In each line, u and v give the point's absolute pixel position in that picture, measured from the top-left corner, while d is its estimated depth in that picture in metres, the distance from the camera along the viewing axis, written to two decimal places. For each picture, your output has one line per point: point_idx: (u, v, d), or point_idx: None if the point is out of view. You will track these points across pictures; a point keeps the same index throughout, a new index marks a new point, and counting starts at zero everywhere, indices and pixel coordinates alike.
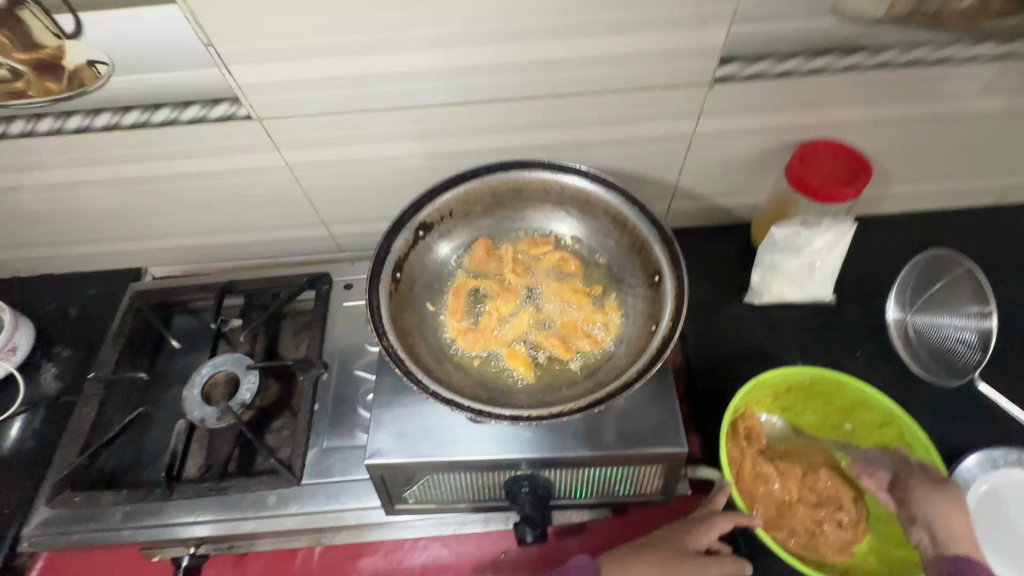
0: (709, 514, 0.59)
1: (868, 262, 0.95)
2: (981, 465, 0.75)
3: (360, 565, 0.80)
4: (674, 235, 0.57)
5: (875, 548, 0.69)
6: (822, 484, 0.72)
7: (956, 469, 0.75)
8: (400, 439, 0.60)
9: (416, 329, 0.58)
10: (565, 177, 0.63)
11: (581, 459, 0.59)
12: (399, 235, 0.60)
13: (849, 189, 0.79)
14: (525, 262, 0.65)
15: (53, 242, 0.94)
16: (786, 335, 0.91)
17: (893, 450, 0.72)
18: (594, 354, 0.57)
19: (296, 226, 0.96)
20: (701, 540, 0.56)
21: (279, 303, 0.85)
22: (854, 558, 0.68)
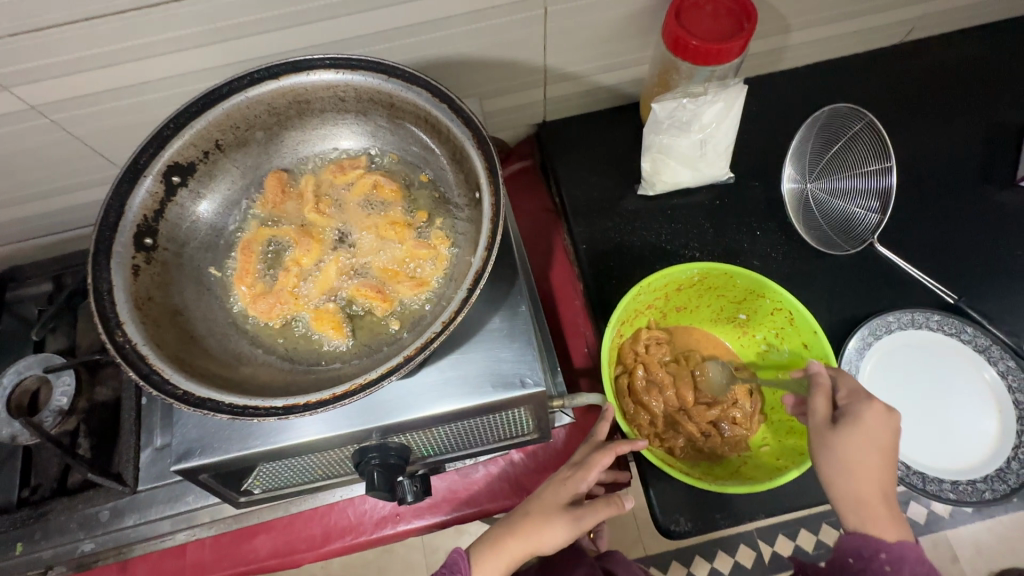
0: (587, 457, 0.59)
1: (765, 129, 0.85)
2: (876, 330, 0.73)
3: (255, 545, 0.75)
4: (490, 135, 0.44)
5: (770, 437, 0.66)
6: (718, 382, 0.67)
7: (853, 339, 0.72)
8: (213, 435, 0.49)
9: (189, 306, 0.46)
10: (355, 76, 0.48)
11: (430, 420, 0.51)
12: (138, 187, 0.45)
13: (731, 45, 0.66)
14: (331, 195, 0.52)
15: None
16: (682, 226, 0.82)
17: (788, 334, 0.67)
18: (418, 299, 0.47)
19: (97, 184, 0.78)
20: (577, 486, 0.58)
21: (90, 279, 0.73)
22: (750, 451, 0.66)
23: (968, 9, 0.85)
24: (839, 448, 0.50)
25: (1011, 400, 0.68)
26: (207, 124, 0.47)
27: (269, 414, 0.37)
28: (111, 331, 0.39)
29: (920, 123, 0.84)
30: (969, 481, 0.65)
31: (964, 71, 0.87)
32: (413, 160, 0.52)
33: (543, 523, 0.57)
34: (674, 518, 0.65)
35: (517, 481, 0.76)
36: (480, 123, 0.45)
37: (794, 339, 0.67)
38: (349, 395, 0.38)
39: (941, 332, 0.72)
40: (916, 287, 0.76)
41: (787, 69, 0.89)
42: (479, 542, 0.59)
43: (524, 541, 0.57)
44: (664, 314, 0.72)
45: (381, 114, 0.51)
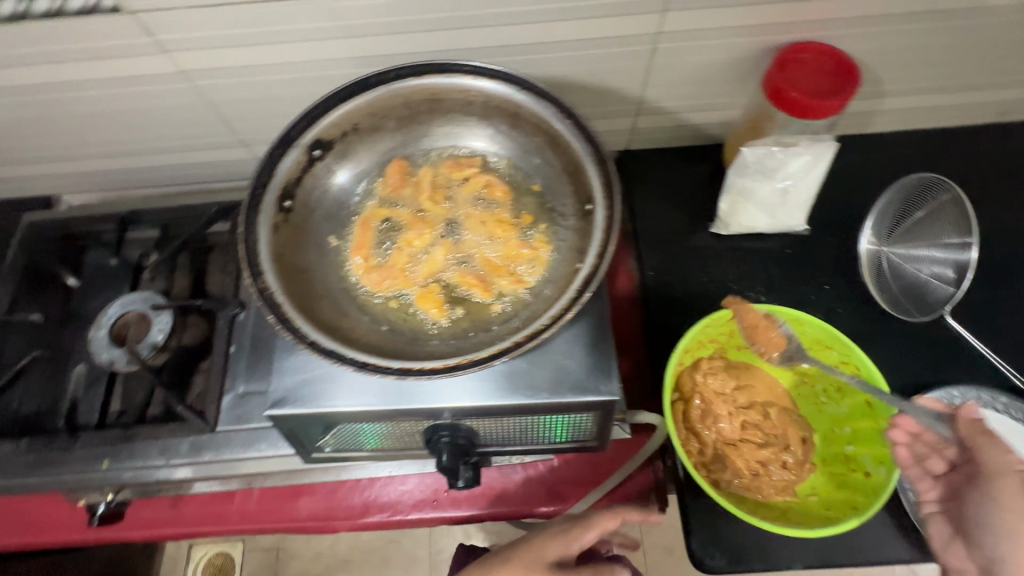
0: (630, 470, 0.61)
1: (845, 187, 0.87)
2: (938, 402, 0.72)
3: (299, 505, 0.79)
4: (609, 154, 0.47)
5: (819, 489, 0.66)
6: (771, 424, 0.69)
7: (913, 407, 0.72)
8: (305, 387, 0.53)
9: (312, 267, 0.50)
10: (489, 84, 0.52)
11: (506, 409, 0.53)
12: (287, 155, 0.50)
13: (828, 104, 0.68)
14: (445, 187, 0.56)
15: None
16: (751, 269, 0.84)
17: (850, 387, 0.68)
18: (516, 294, 0.50)
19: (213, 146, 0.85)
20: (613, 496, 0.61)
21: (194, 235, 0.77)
22: (797, 498, 0.66)
23: None
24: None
25: None
26: (352, 108, 0.52)
27: (387, 372, 0.41)
28: (255, 277, 0.44)
29: (1006, 203, 0.84)
30: None
31: None
32: (525, 167, 0.56)
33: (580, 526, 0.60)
34: (710, 552, 0.66)
35: (556, 489, 0.78)
36: (602, 141, 0.48)
37: (854, 396, 0.68)
38: (458, 367, 0.41)
39: (1006, 415, 0.71)
40: (983, 365, 0.75)
41: (875, 133, 0.91)
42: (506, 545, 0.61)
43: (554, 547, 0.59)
44: (726, 351, 0.73)
45: (503, 121, 0.55)
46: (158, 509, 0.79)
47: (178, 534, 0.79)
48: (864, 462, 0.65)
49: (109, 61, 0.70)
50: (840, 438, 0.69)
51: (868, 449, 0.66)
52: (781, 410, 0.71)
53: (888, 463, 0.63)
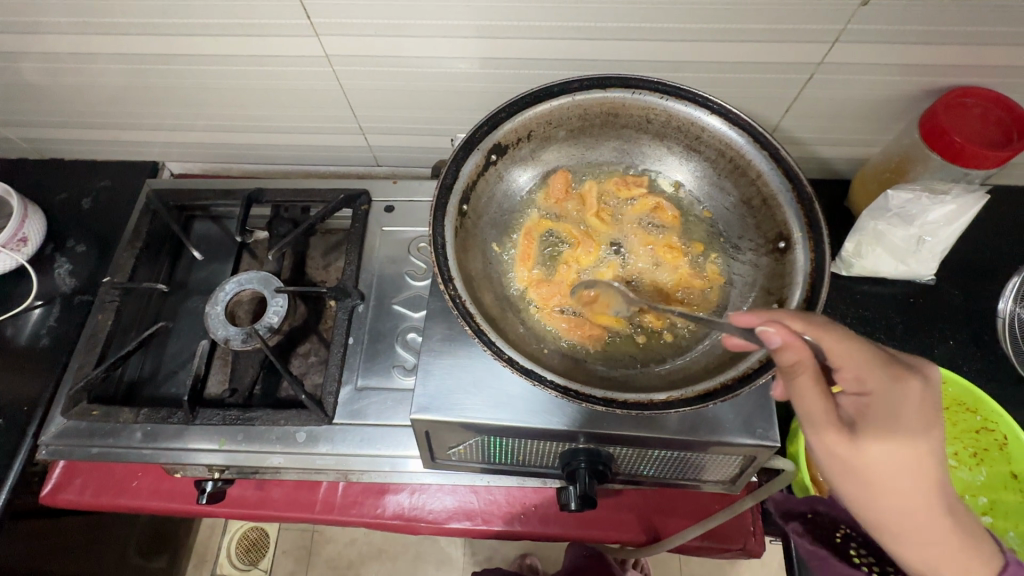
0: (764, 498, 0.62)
1: (974, 238, 0.84)
2: None
3: (385, 502, 0.78)
4: (813, 192, 0.45)
5: None
6: None
7: None
8: (450, 395, 0.52)
9: (482, 276, 0.49)
10: (677, 104, 0.50)
11: (653, 441, 0.51)
12: (471, 157, 0.48)
13: (996, 154, 0.65)
14: (612, 205, 0.54)
15: (86, 122, 0.89)
16: (870, 314, 0.81)
17: (986, 457, 0.64)
18: (688, 326, 0.48)
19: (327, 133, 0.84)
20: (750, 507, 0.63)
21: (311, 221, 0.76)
22: None
23: None
24: (870, 462, 0.38)
25: None
26: (532, 114, 0.51)
27: (595, 400, 0.39)
28: (445, 283, 0.42)
29: None
30: None
31: None
32: (695, 193, 0.54)
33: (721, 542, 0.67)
34: None
35: (649, 520, 0.75)
36: (802, 176, 0.46)
37: (995, 465, 0.64)
38: (666, 403, 0.39)
39: None
40: None
41: (1007, 186, 0.87)
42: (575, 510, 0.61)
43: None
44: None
45: (679, 143, 0.53)
46: (244, 488, 0.79)
47: (262, 517, 0.78)
48: (1005, 538, 0.61)
49: (256, 39, 0.70)
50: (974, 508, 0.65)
51: (1010, 525, 0.61)
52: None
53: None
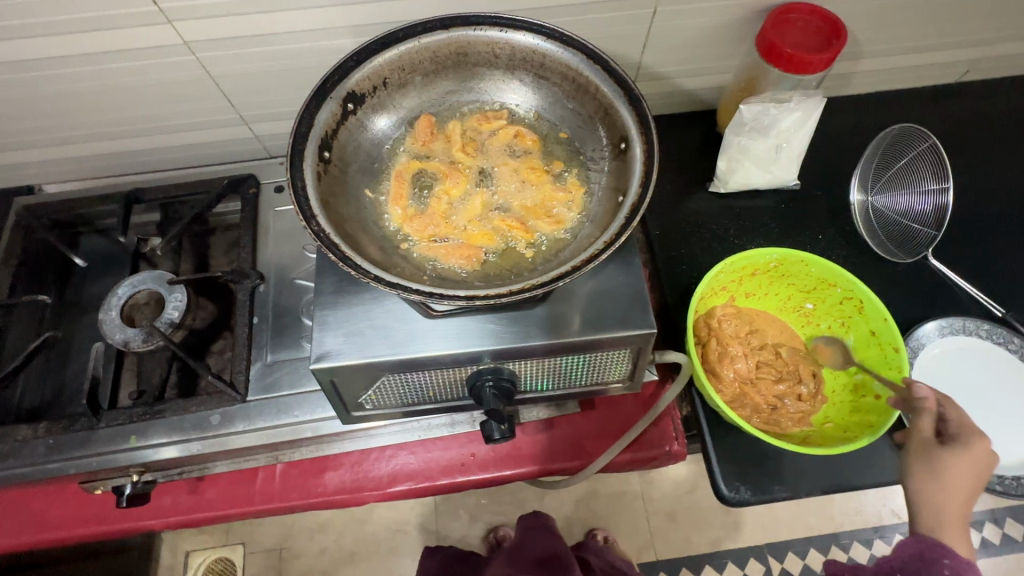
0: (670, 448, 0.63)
1: (829, 144, 0.93)
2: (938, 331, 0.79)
3: (325, 479, 0.79)
4: (642, 93, 0.50)
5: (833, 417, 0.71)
6: (783, 361, 0.74)
7: (914, 335, 0.78)
8: (347, 340, 0.54)
9: (355, 218, 0.51)
10: (515, 34, 0.54)
11: (546, 349, 0.55)
12: (324, 106, 0.50)
13: (820, 58, 0.73)
14: (476, 139, 0.57)
15: None
16: (749, 224, 0.89)
17: (851, 324, 0.73)
18: (556, 234, 0.52)
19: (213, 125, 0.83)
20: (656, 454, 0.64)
21: (200, 212, 0.76)
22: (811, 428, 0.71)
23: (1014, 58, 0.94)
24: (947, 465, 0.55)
25: None
26: (382, 61, 0.53)
27: (457, 299, 0.45)
28: (308, 220, 0.44)
29: (971, 153, 0.92)
30: (1012, 476, 0.71)
31: (1008, 112, 0.95)
32: (552, 118, 0.58)
33: None
34: (734, 485, 0.70)
35: (579, 445, 0.80)
36: (631, 82, 0.51)
37: (859, 328, 0.72)
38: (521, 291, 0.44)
39: (989, 340, 0.78)
40: (967, 301, 0.82)
41: (849, 94, 0.97)
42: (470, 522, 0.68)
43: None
44: (736, 301, 0.78)
45: (527, 73, 0.57)
46: (177, 494, 0.77)
47: (202, 519, 0.77)
48: (873, 387, 0.69)
49: (107, 33, 0.68)
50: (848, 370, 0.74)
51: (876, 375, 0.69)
52: (791, 350, 0.76)
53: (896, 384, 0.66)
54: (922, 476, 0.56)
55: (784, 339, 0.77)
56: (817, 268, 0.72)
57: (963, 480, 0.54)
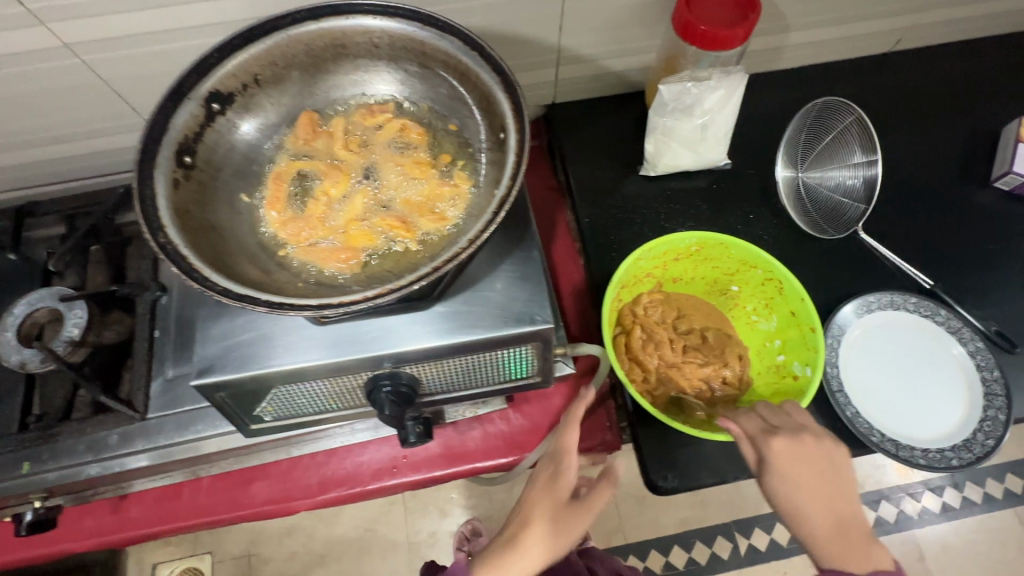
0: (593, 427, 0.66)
1: (763, 120, 0.91)
2: (856, 311, 0.77)
3: (254, 491, 0.77)
4: (517, 81, 0.47)
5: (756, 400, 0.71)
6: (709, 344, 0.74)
7: (834, 320, 0.77)
8: (231, 353, 0.52)
9: (222, 225, 0.48)
10: (390, 22, 0.51)
11: (440, 352, 0.53)
12: (182, 108, 0.47)
13: (733, 34, 0.71)
14: (361, 135, 0.55)
15: None
16: (681, 207, 0.87)
17: (774, 304, 0.72)
18: (439, 232, 0.50)
19: (104, 141, 0.79)
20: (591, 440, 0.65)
21: (98, 222, 0.75)
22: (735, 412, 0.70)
23: (950, 23, 0.91)
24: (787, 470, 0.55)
25: (978, 376, 0.73)
26: (249, 56, 0.50)
27: (303, 310, 0.41)
28: (154, 232, 0.42)
29: (906, 123, 0.90)
30: (937, 449, 0.70)
31: (945, 79, 0.93)
32: (440, 108, 0.55)
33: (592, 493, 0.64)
34: (663, 475, 0.69)
35: (510, 441, 0.79)
36: (508, 68, 0.48)
37: (781, 309, 0.71)
38: (378, 297, 0.42)
39: (917, 313, 0.77)
40: (895, 273, 0.81)
41: (784, 68, 0.95)
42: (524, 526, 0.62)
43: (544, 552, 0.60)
44: (663, 286, 0.77)
45: (411, 62, 0.54)
46: (100, 514, 0.75)
47: (125, 539, 0.75)
48: (793, 367, 0.69)
49: None
50: (772, 351, 0.73)
51: (795, 355, 0.69)
52: (717, 332, 0.76)
53: (812, 363, 0.66)
54: (780, 492, 0.55)
55: (711, 321, 0.77)
56: (737, 250, 0.71)
57: (813, 475, 0.55)
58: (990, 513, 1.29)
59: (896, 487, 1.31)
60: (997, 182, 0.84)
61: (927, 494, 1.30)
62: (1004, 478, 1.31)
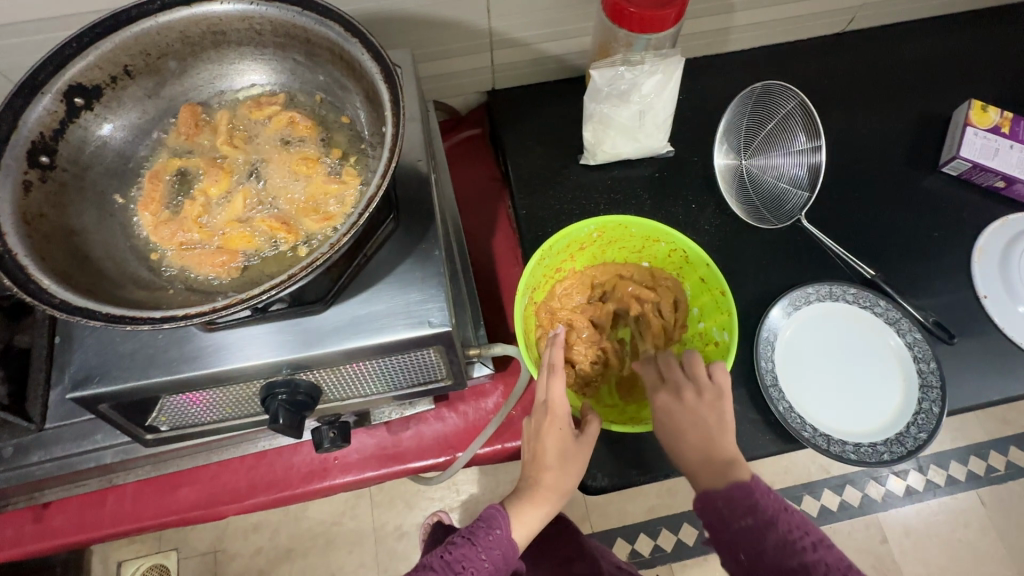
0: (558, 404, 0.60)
1: (708, 106, 0.88)
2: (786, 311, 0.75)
3: (180, 496, 0.74)
4: (396, 70, 0.45)
5: None
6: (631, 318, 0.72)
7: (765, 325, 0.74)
8: (113, 363, 0.49)
9: (85, 230, 0.45)
10: (269, 7, 0.48)
11: (334, 358, 0.51)
12: (35, 103, 0.44)
13: (664, 14, 0.68)
14: (248, 129, 0.52)
15: None
16: (622, 196, 0.84)
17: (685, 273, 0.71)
18: (323, 233, 0.47)
19: None
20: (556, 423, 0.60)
21: None
22: None
23: (902, 2, 0.88)
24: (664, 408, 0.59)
25: (915, 367, 0.71)
26: (114, 47, 0.46)
27: (144, 323, 0.38)
28: None
29: (855, 107, 0.87)
30: (870, 443, 0.68)
31: (897, 61, 0.90)
32: (333, 100, 0.52)
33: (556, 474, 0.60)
34: (592, 473, 0.67)
35: (445, 440, 0.77)
36: (388, 58, 0.45)
37: (692, 277, 0.71)
38: (228, 308, 0.39)
39: (856, 305, 0.75)
40: (838, 263, 0.79)
41: (733, 50, 0.91)
42: (513, 497, 0.61)
43: (543, 513, 0.60)
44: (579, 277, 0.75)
45: (298, 51, 0.51)
46: (19, 523, 0.72)
47: (49, 548, 0.73)
48: (713, 334, 0.68)
49: None
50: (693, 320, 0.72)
51: (713, 320, 0.68)
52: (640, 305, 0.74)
53: (728, 326, 0.65)
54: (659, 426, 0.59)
55: None
56: (638, 228, 0.70)
57: (685, 417, 0.57)
58: (953, 495, 1.29)
59: (859, 472, 1.31)
60: (944, 167, 0.82)
61: (891, 478, 1.30)
62: (968, 460, 1.31)
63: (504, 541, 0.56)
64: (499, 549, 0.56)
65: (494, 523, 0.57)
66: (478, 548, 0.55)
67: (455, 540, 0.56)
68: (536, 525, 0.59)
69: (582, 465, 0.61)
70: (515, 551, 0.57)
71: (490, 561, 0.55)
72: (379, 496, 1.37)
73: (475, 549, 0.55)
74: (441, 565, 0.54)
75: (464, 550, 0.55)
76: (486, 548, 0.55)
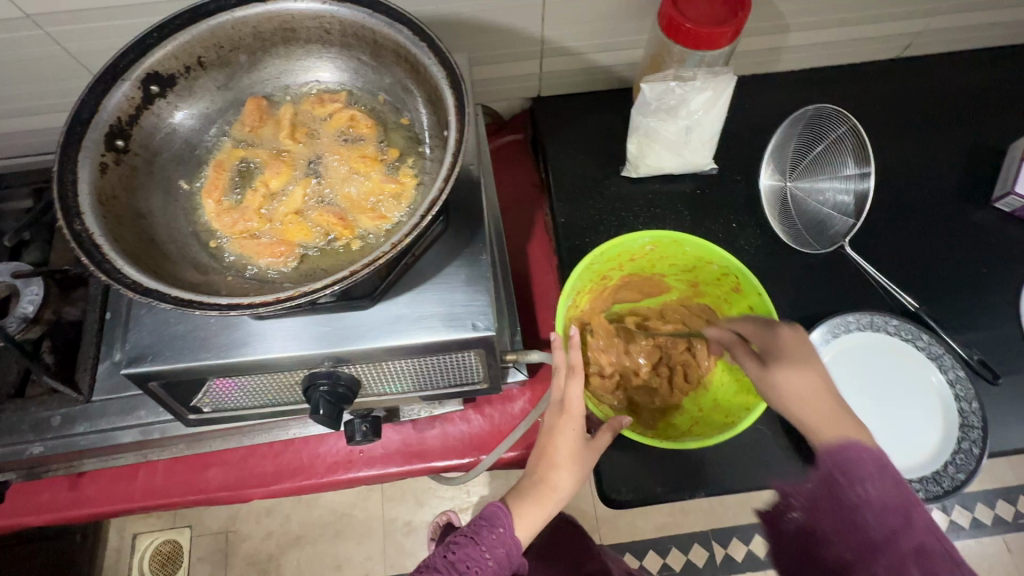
0: (573, 406, 0.60)
1: (755, 125, 0.87)
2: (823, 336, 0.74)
3: (208, 477, 0.76)
4: (464, 77, 0.45)
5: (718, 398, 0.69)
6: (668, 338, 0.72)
7: None
8: (167, 342, 0.50)
9: (153, 215, 0.46)
10: (340, 8, 0.49)
11: (377, 354, 0.52)
12: (114, 90, 0.45)
13: (721, 32, 0.67)
14: (309, 124, 0.53)
15: None
16: (660, 211, 0.83)
17: (734, 295, 0.70)
18: (378, 231, 0.47)
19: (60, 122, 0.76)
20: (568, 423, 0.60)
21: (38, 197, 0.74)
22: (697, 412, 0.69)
23: (962, 30, 0.86)
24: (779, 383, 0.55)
25: (955, 406, 0.70)
26: (191, 39, 0.48)
27: (210, 309, 0.39)
28: (70, 219, 0.40)
29: (906, 136, 0.86)
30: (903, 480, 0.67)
31: (953, 90, 0.88)
32: (393, 100, 0.53)
33: (563, 475, 0.60)
34: (615, 487, 0.67)
35: (468, 442, 0.78)
36: (454, 63, 0.46)
37: (741, 305, 0.70)
38: (291, 299, 0.40)
39: (898, 337, 0.74)
40: (882, 294, 0.77)
41: (783, 70, 0.90)
42: (514, 494, 0.60)
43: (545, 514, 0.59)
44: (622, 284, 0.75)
45: (364, 52, 0.52)
46: (55, 490, 0.74)
47: (81, 516, 0.75)
48: None
49: None
50: None
51: None
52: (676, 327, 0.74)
53: None
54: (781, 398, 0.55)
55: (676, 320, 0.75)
56: (691, 246, 0.69)
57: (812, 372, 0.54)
58: (978, 539, 1.25)
59: None
60: (998, 202, 0.80)
61: None
62: (996, 504, 1.26)
63: (508, 540, 0.56)
64: (503, 548, 0.55)
65: (497, 522, 0.56)
66: (481, 547, 0.55)
67: (458, 538, 0.56)
68: (537, 525, 0.59)
69: (588, 469, 0.61)
70: (518, 549, 0.57)
71: (494, 560, 0.55)
72: (391, 491, 1.38)
73: (478, 548, 0.55)
74: (444, 566, 0.53)
75: (468, 550, 0.54)
76: (490, 547, 0.55)
